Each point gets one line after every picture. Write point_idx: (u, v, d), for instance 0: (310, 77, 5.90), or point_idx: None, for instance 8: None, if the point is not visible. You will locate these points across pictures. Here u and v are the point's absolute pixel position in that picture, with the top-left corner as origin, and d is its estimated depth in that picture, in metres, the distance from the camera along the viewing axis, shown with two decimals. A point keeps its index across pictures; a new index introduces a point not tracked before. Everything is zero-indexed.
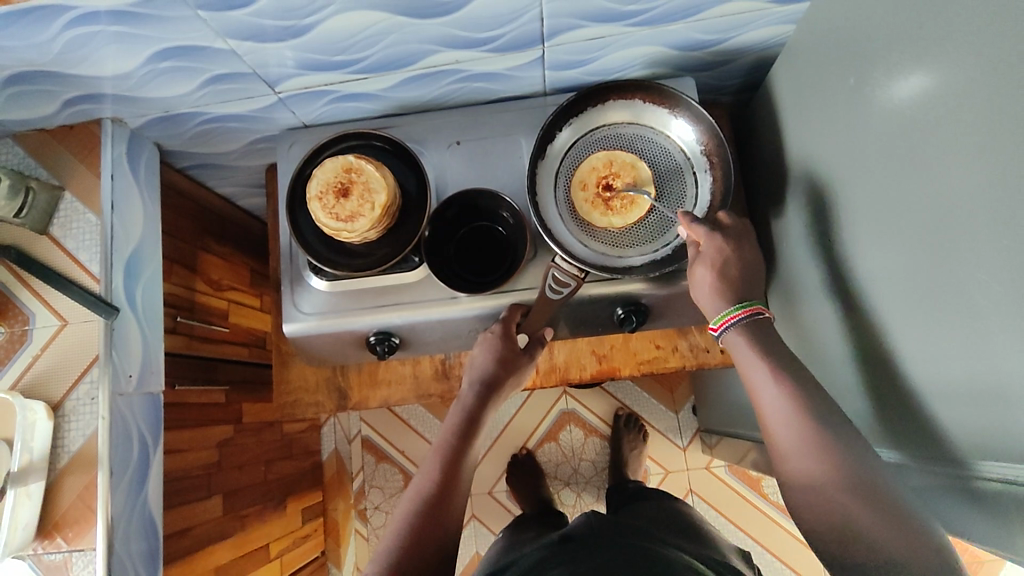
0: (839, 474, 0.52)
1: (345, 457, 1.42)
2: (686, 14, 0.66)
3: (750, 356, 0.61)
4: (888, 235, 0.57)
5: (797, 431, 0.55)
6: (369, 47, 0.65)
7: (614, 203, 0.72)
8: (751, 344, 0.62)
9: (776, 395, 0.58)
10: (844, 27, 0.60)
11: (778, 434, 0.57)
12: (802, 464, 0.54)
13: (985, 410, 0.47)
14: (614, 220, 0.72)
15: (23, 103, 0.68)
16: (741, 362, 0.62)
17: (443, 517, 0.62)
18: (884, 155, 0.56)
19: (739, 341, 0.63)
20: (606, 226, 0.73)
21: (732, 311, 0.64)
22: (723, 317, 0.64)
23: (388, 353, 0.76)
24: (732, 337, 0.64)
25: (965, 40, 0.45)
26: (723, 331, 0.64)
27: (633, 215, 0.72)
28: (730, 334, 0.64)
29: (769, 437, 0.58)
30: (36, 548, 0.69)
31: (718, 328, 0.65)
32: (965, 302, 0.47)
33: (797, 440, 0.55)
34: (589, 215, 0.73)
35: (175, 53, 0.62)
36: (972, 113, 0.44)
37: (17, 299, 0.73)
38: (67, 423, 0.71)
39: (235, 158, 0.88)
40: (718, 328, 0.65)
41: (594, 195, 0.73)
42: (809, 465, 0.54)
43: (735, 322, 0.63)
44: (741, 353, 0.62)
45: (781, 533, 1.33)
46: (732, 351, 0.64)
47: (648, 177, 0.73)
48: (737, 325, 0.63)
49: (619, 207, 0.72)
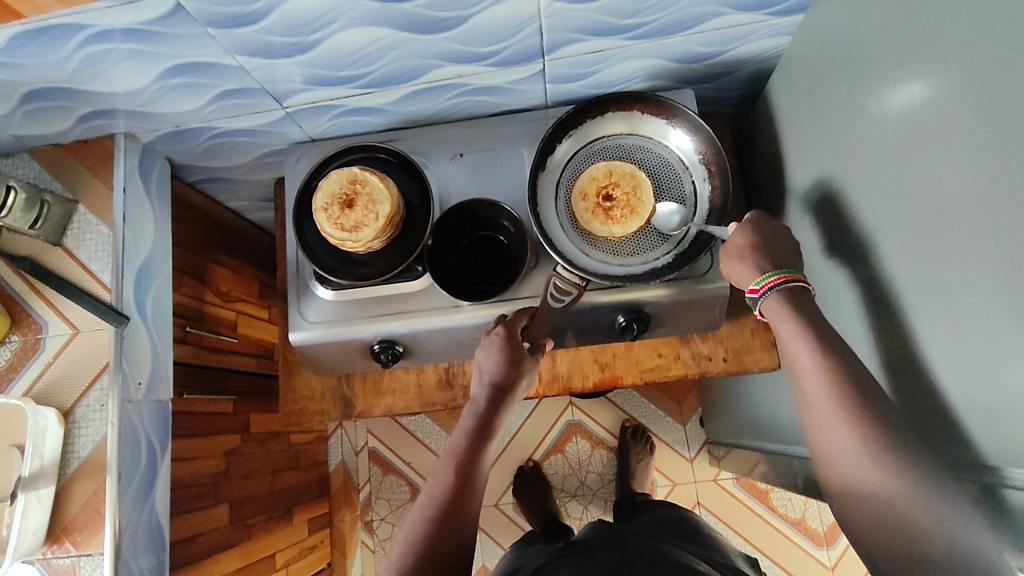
0: (875, 478, 0.52)
1: (352, 469, 1.42)
2: (683, 27, 0.68)
3: (796, 347, 0.60)
4: (891, 240, 0.57)
5: (826, 427, 0.56)
6: (374, 62, 0.66)
7: (614, 212, 0.72)
8: (796, 331, 0.60)
9: (806, 382, 0.58)
10: (839, 37, 0.61)
11: (825, 433, 0.56)
12: (832, 465, 0.56)
13: (988, 412, 0.47)
14: (614, 229, 0.72)
15: (40, 119, 0.71)
16: (776, 332, 0.63)
17: (455, 524, 0.62)
18: (883, 160, 0.57)
19: (773, 312, 0.63)
20: (607, 236, 0.72)
21: (773, 273, 0.63)
22: (763, 279, 0.63)
23: (392, 361, 0.77)
24: (768, 304, 0.63)
25: (955, 48, 0.46)
26: (764, 293, 0.63)
27: (633, 225, 0.71)
28: (771, 305, 0.63)
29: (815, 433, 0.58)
30: (45, 553, 0.70)
31: (759, 289, 0.64)
32: (967, 305, 0.48)
33: (842, 441, 0.55)
34: (589, 226, 0.72)
35: (185, 70, 0.64)
36: (964, 121, 0.45)
37: (31, 308, 0.75)
38: (77, 430, 0.72)
39: (245, 171, 0.90)
40: (759, 290, 0.63)
41: (594, 204, 0.73)
42: (853, 470, 0.54)
43: (772, 287, 0.63)
44: (791, 344, 0.60)
45: (794, 548, 1.31)
46: (769, 320, 0.64)
47: (648, 188, 0.72)
48: (776, 288, 0.63)
49: (619, 216, 0.72)
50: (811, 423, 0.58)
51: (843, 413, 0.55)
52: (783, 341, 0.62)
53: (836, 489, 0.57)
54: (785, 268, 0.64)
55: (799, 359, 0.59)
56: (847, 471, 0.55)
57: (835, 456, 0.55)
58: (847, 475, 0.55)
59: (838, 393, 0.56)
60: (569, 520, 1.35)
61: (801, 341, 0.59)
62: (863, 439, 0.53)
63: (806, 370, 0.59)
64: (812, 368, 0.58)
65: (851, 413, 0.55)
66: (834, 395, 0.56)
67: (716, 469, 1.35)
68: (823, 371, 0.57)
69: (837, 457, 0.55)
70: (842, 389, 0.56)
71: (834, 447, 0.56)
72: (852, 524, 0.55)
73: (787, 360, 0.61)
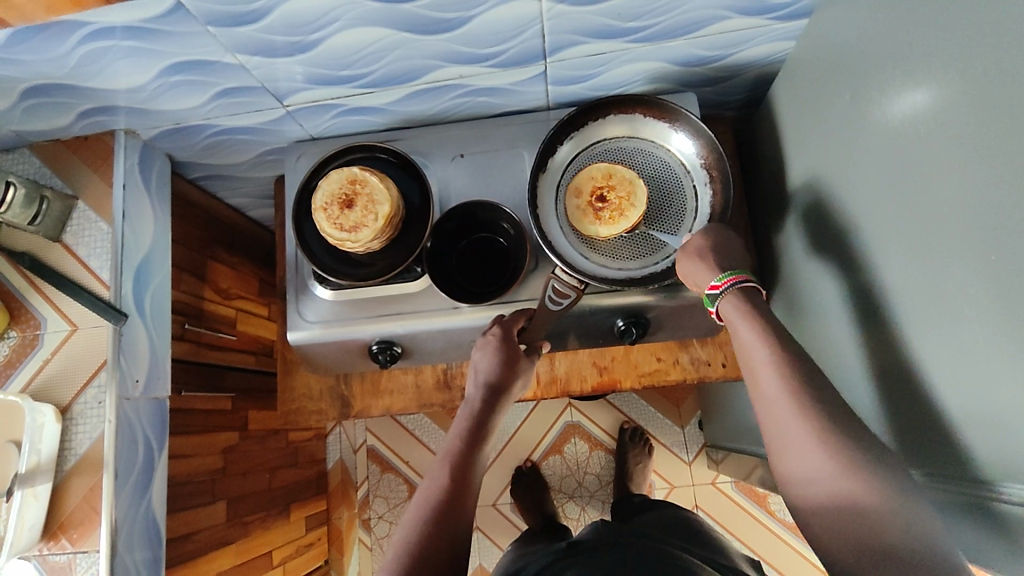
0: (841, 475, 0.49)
1: (350, 467, 1.42)
2: (686, 31, 0.67)
3: (753, 346, 0.57)
4: (890, 249, 0.56)
5: (791, 425, 0.53)
6: (375, 62, 0.66)
7: (604, 212, 0.71)
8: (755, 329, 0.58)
9: (764, 388, 0.56)
10: (842, 43, 0.61)
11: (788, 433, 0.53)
12: (796, 479, 0.53)
13: (984, 424, 0.46)
14: (600, 229, 0.71)
15: (40, 115, 0.71)
16: (733, 334, 0.60)
17: (449, 526, 0.58)
18: (883, 168, 0.56)
19: (731, 312, 0.60)
20: (591, 235, 0.71)
21: (733, 273, 0.62)
22: (727, 276, 0.62)
23: (390, 362, 0.77)
24: (725, 305, 0.61)
25: (958, 58, 0.45)
26: (725, 289, 0.61)
27: (619, 228, 0.71)
28: (728, 304, 0.61)
29: (776, 434, 0.54)
30: (41, 549, 0.70)
31: (722, 285, 0.61)
32: (965, 317, 0.47)
33: (804, 441, 0.52)
34: (579, 223, 0.72)
35: (185, 67, 0.64)
36: (965, 132, 0.45)
37: (29, 304, 0.75)
38: (75, 427, 0.72)
39: (246, 169, 0.90)
40: (721, 286, 0.61)
41: (586, 203, 0.72)
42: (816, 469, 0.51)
43: (733, 285, 0.61)
44: (750, 343, 0.57)
45: (791, 552, 1.31)
46: (726, 321, 0.61)
47: (643, 198, 0.71)
48: (737, 286, 0.61)
49: (607, 217, 0.71)
50: (771, 434, 0.55)
51: (806, 418, 0.52)
52: (741, 345, 0.59)
53: (799, 505, 0.52)
54: (740, 271, 0.63)
55: (757, 364, 0.56)
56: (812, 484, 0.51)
57: (800, 467, 0.52)
58: (811, 487, 0.51)
59: (799, 398, 0.53)
60: (567, 522, 1.35)
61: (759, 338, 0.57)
62: (830, 445, 0.50)
63: (765, 375, 0.56)
64: (771, 372, 0.55)
65: (814, 418, 0.52)
66: (795, 400, 0.53)
67: (714, 472, 1.34)
68: (782, 375, 0.54)
69: (803, 468, 0.52)
70: (803, 393, 0.53)
71: (797, 456, 0.52)
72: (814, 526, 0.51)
73: (744, 361, 0.59)
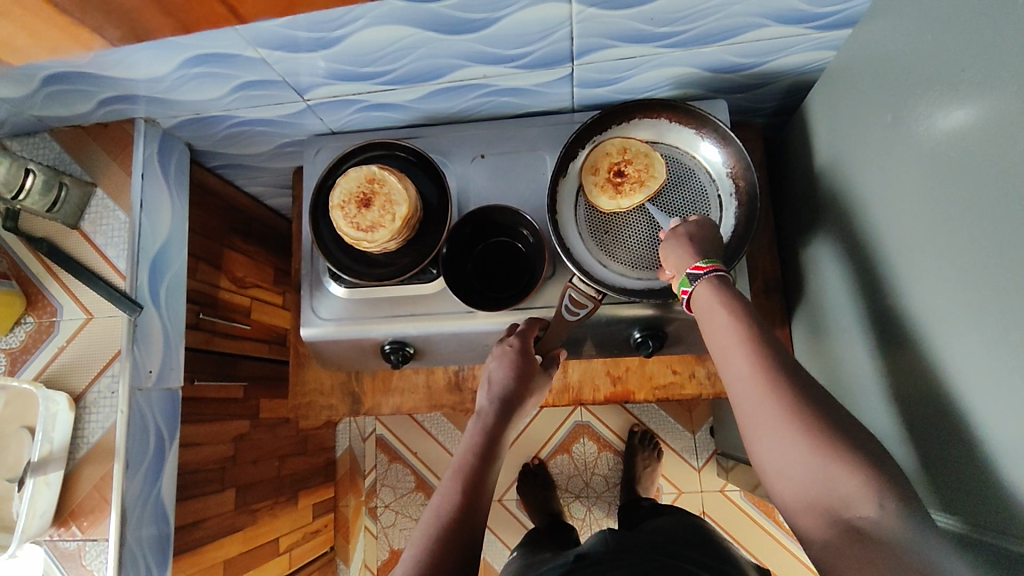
0: (836, 477, 0.44)
1: (358, 455, 1.43)
2: (722, 37, 0.65)
3: (726, 333, 0.54)
4: (921, 276, 0.54)
5: (773, 431, 0.47)
6: (398, 60, 0.65)
7: (624, 186, 0.70)
8: (728, 315, 0.54)
9: (739, 382, 0.51)
10: (886, 57, 0.58)
11: (763, 430, 0.48)
12: (776, 476, 0.47)
13: (1008, 470, 0.44)
14: (623, 203, 0.69)
15: (61, 101, 0.71)
16: (706, 322, 0.57)
17: (461, 544, 0.55)
18: (921, 189, 0.53)
19: (709, 298, 0.57)
20: (615, 209, 0.70)
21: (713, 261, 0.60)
22: (710, 261, 0.59)
23: (402, 362, 0.76)
24: (700, 293, 0.58)
25: (1009, 83, 0.42)
26: (707, 273, 0.58)
27: (641, 197, 0.69)
28: (702, 288, 0.58)
29: (750, 430, 0.49)
30: (52, 534, 0.71)
31: (705, 268, 0.59)
32: (996, 354, 0.45)
33: (784, 440, 0.46)
34: (596, 199, 0.70)
35: (206, 59, 0.63)
36: (1010, 161, 0.42)
37: (47, 290, 0.75)
38: (88, 415, 0.72)
39: (264, 159, 0.89)
40: (704, 268, 0.59)
41: (605, 179, 0.70)
42: (798, 468, 0.45)
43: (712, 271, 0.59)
44: (721, 331, 0.54)
45: (794, 561, 1.29)
46: (699, 308, 0.58)
47: (660, 167, 0.70)
48: (716, 274, 0.58)
49: (628, 190, 0.69)
50: (745, 426, 0.50)
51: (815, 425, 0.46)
52: (713, 333, 0.55)
53: (789, 510, 0.47)
54: (716, 259, 0.61)
55: (729, 349, 0.53)
56: (795, 479, 0.46)
57: (783, 465, 0.46)
58: (795, 483, 0.46)
59: (773, 380, 0.49)
60: (572, 521, 1.34)
61: (732, 325, 0.54)
62: None
63: (736, 361, 0.52)
64: (743, 356, 0.51)
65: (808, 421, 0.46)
66: None
67: (723, 480, 1.33)
68: (756, 354, 0.51)
69: (787, 467, 0.46)
70: (777, 376, 0.49)
71: (772, 446, 0.47)
72: (804, 527, 0.46)
73: (714, 346, 0.55)
